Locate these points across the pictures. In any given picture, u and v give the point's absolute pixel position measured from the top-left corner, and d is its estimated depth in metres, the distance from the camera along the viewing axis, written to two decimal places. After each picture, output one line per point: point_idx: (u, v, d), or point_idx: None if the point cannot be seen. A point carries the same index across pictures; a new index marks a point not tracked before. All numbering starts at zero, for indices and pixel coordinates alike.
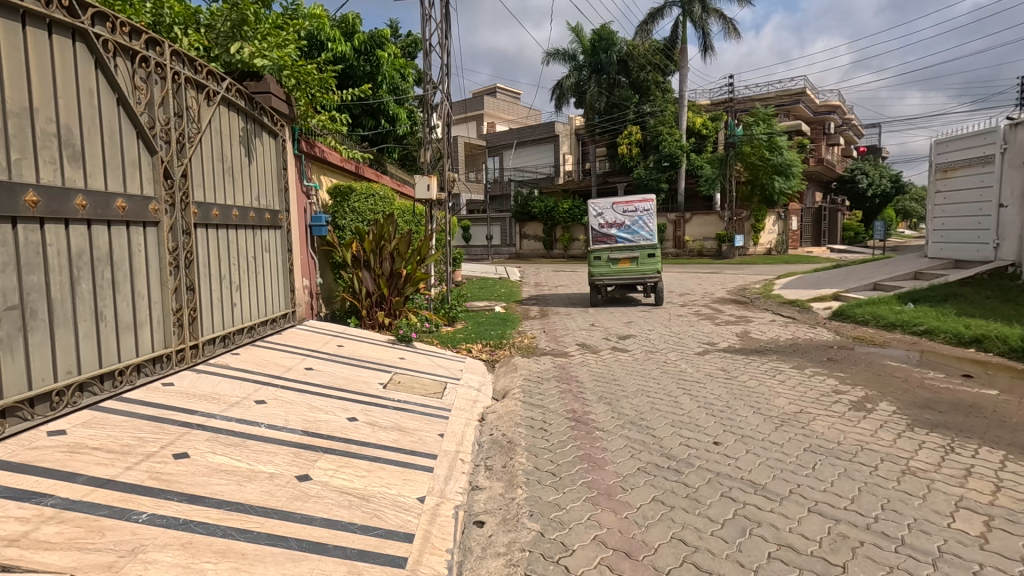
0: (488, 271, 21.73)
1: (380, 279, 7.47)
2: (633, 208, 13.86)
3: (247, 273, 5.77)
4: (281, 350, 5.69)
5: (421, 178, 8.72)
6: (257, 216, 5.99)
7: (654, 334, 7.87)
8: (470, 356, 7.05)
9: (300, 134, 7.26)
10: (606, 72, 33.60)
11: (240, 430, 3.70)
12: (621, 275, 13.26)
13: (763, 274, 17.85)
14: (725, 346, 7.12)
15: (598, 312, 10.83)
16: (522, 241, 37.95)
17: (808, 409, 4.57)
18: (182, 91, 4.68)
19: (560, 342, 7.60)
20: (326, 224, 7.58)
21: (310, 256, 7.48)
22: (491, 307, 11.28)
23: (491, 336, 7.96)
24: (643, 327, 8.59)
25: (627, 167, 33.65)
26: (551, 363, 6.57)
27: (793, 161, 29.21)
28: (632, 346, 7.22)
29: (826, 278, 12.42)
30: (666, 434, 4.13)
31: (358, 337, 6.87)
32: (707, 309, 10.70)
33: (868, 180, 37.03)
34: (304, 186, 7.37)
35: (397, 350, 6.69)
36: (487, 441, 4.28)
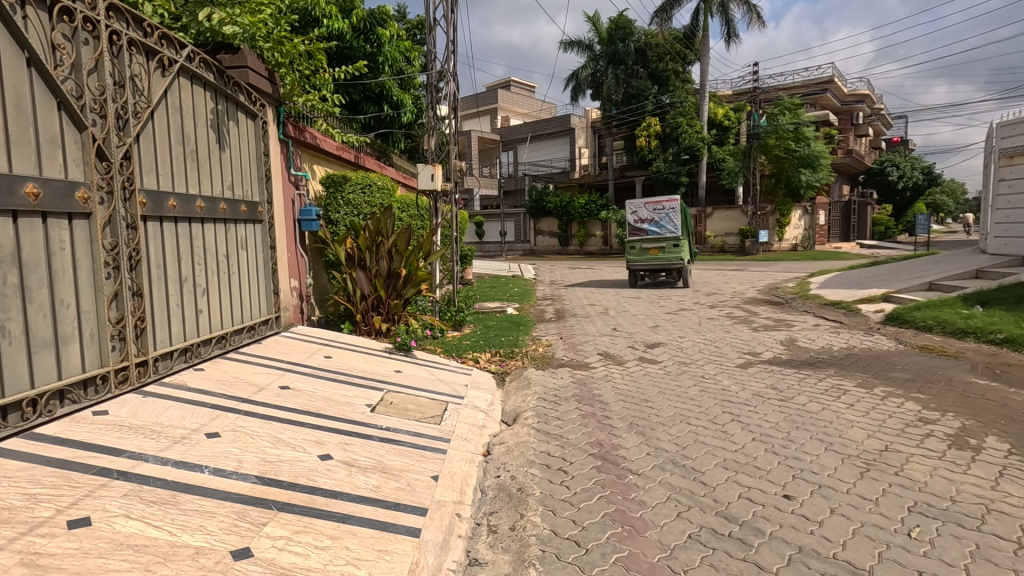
0: (500, 269, 20.85)
1: (376, 279, 6.64)
2: (661, 208, 13.10)
3: (217, 275, 4.98)
4: (255, 364, 4.88)
5: (425, 166, 7.87)
6: (230, 208, 5.19)
7: (685, 341, 6.95)
8: (477, 368, 6.19)
9: (286, 116, 6.45)
10: (624, 63, 32.45)
11: (174, 479, 2.88)
12: (651, 263, 13.39)
13: (794, 271, 16.75)
14: (770, 357, 6.17)
15: (620, 314, 9.91)
16: (537, 238, 37.00)
17: (895, 447, 3.64)
18: (125, 56, 3.88)
19: (580, 351, 6.72)
20: (317, 218, 6.76)
21: (298, 253, 6.67)
22: (503, 309, 10.42)
23: (501, 344, 7.09)
24: (672, 332, 7.66)
25: (646, 160, 32.52)
26: (570, 378, 5.69)
27: (820, 153, 27.93)
28: (662, 356, 6.31)
29: (870, 277, 11.34)
30: (720, 482, 3.23)
31: (350, 347, 6.05)
32: (740, 312, 9.73)
33: (898, 172, 35.55)
34: (291, 176, 6.56)
35: (392, 362, 5.85)
36: (492, 487, 3.42)
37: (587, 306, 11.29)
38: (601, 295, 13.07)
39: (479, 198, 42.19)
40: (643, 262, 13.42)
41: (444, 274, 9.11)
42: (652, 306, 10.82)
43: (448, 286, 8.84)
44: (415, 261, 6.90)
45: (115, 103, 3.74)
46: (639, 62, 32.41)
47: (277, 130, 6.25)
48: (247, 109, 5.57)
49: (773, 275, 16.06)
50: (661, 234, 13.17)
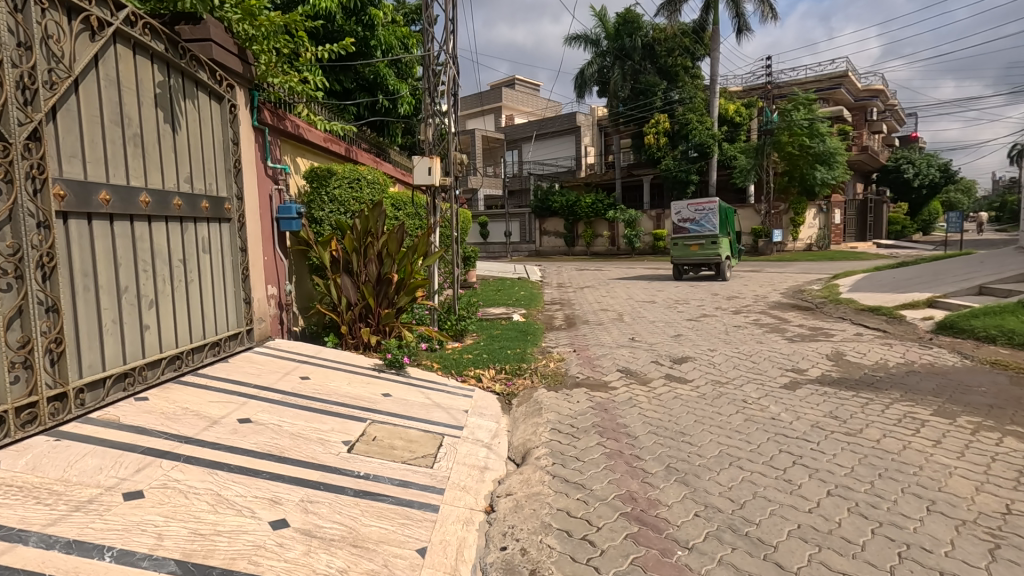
0: (505, 270, 20.19)
1: (363, 286, 5.84)
2: (702, 209, 14.59)
3: (169, 283, 4.20)
4: (214, 390, 4.09)
5: (421, 157, 7.06)
6: (188, 204, 4.40)
7: (716, 354, 6.12)
8: (480, 387, 5.41)
9: (262, 100, 5.67)
10: (631, 58, 31.59)
11: (56, 574, 2.07)
12: (693, 258, 14.97)
13: (815, 272, 15.89)
14: (818, 374, 5.35)
15: (636, 321, 9.11)
16: (543, 238, 36.25)
17: (1019, 508, 2.81)
18: (35, 11, 3.10)
19: (597, 366, 5.90)
20: (298, 217, 5.98)
21: (275, 256, 5.89)
22: (509, 315, 9.63)
23: (506, 357, 6.26)
24: (699, 343, 6.85)
25: (654, 158, 31.67)
26: (589, 401, 4.88)
27: (835, 150, 27.03)
28: (692, 373, 5.49)
29: (905, 279, 10.47)
30: (804, 566, 2.41)
31: (333, 365, 5.26)
32: (768, 318, 8.90)
33: (914, 170, 34.58)
34: (267, 168, 5.77)
35: (380, 382, 5.06)
36: (496, 566, 2.61)
37: (600, 312, 10.50)
38: (613, 298, 12.29)
39: (484, 199, 41.45)
40: (686, 257, 15.02)
41: (444, 277, 8.27)
42: (670, 311, 10.01)
43: (448, 291, 8.03)
44: (409, 265, 6.08)
45: (17, 68, 2.96)
46: (647, 57, 31.58)
47: (251, 115, 5.47)
48: (211, 89, 4.78)
49: (795, 277, 15.20)
50: (702, 232, 14.71)
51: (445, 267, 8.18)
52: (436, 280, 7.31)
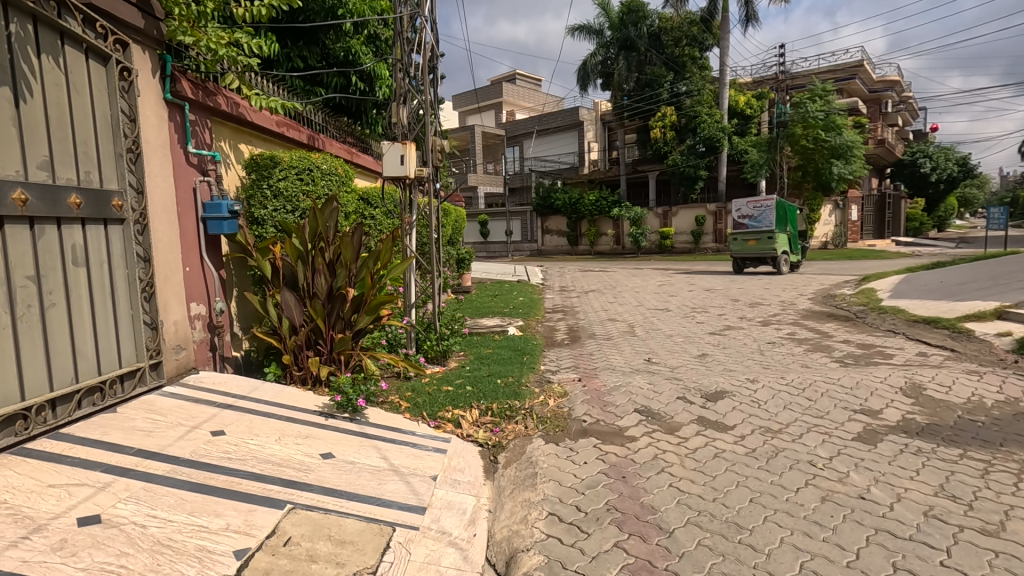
0: (504, 272, 19.07)
1: (310, 304, 4.58)
2: (759, 206, 14.67)
3: (5, 309, 2.97)
4: (65, 466, 2.87)
5: (393, 143, 5.81)
6: (42, 199, 3.18)
7: (758, 385, 4.87)
8: (458, 437, 4.19)
9: (176, 67, 4.44)
10: (635, 48, 30.25)
11: None
12: (750, 253, 15.13)
13: (841, 274, 14.63)
14: (898, 419, 4.10)
15: (651, 336, 7.86)
16: (545, 237, 35.02)
17: None
18: None
19: (610, 404, 4.64)
20: (231, 216, 4.76)
21: (200, 265, 4.67)
22: (504, 327, 8.38)
23: (495, 390, 4.98)
24: (731, 369, 5.61)
25: (661, 153, 30.37)
26: (600, 462, 3.65)
27: (852, 142, 25.67)
28: (734, 417, 4.25)
29: (958, 284, 9.20)
30: None
31: (264, 411, 4.03)
32: (804, 332, 7.64)
33: (932, 164, 33.20)
34: (186, 154, 4.56)
35: (321, 435, 3.82)
36: None
37: (607, 322, 9.27)
38: (622, 305, 11.05)
39: (483, 197, 40.23)
40: (742, 251, 15.18)
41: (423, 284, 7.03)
42: (689, 323, 8.75)
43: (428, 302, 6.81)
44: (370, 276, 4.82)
45: None
46: (652, 48, 30.18)
47: (160, 86, 4.26)
48: (89, 44, 3.56)
49: (819, 279, 13.94)
50: (759, 228, 14.79)
51: (422, 271, 6.92)
52: (412, 291, 6.05)
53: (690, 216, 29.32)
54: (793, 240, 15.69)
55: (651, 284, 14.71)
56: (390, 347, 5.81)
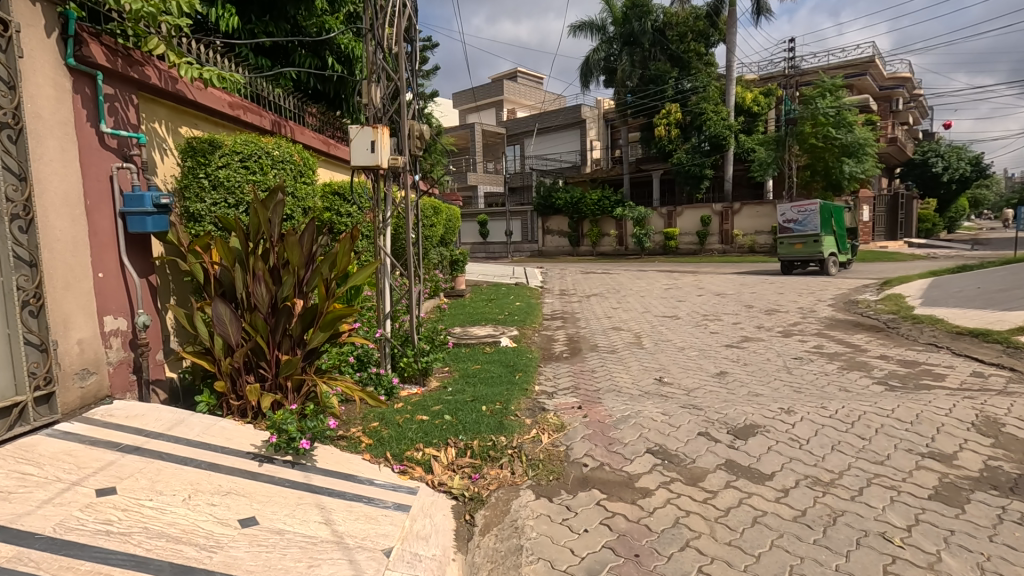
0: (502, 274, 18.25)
1: (248, 320, 3.71)
2: (804, 209, 13.97)
3: None
4: None
5: (363, 127, 4.95)
6: None
7: (793, 416, 4.04)
8: (427, 488, 3.36)
9: (82, 27, 3.61)
10: (639, 44, 29.38)
11: None
12: (797, 256, 14.49)
13: (860, 278, 13.78)
14: (981, 468, 3.26)
15: (660, 349, 7.02)
16: (545, 237, 34.17)
17: None
18: None
19: (617, 442, 3.80)
20: (157, 210, 3.93)
21: (117, 270, 3.85)
22: (495, 337, 7.55)
23: (477, 422, 4.15)
24: (757, 394, 4.76)
25: (665, 151, 29.48)
26: (605, 529, 2.82)
27: (864, 140, 24.72)
28: (771, 463, 3.41)
29: (1000, 290, 8.36)
30: None
31: (181, 457, 3.19)
32: (832, 345, 6.78)
33: (943, 163, 32.20)
34: (98, 135, 3.73)
35: (247, 488, 3.00)
36: None
37: (611, 332, 8.42)
38: (627, 312, 10.21)
39: (483, 197, 39.41)
40: (789, 255, 14.56)
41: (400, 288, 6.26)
42: (701, 333, 7.91)
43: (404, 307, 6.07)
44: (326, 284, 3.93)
45: None
46: (657, 44, 29.22)
47: (58, 48, 3.44)
48: None
49: (837, 283, 13.06)
50: (805, 231, 14.16)
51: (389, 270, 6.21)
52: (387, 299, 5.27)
53: (695, 216, 28.43)
54: (840, 240, 14.99)
55: (657, 288, 13.84)
56: (358, 364, 5.00)
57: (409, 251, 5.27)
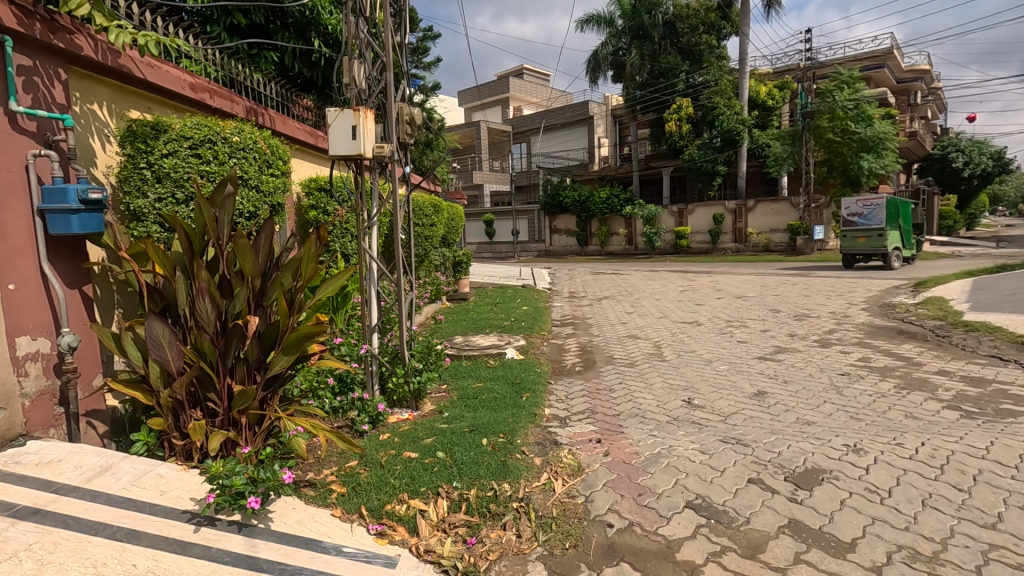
0: (509, 275, 17.55)
1: (190, 344, 2.96)
2: (869, 203, 14.45)
3: None
4: None
5: (343, 109, 4.22)
6: None
7: (864, 457, 3.28)
8: (410, 558, 2.64)
9: None
10: (649, 37, 28.56)
11: None
12: (859, 249, 14.96)
13: (889, 278, 13.02)
14: None
15: (684, 361, 6.30)
16: (553, 237, 33.45)
17: None
18: None
19: (648, 492, 3.07)
20: (85, 206, 3.23)
21: (35, 278, 3.15)
22: (500, 348, 6.86)
23: (476, 461, 3.44)
24: (808, 423, 4.01)
25: (676, 147, 28.64)
26: None
27: (883, 134, 23.74)
28: (848, 527, 2.67)
29: None
30: None
31: (93, 525, 2.48)
32: (879, 357, 6.03)
33: (965, 158, 31.04)
34: (8, 113, 3.03)
35: (170, 569, 2.29)
36: None
37: (628, 341, 7.71)
38: (642, 317, 9.49)
39: (489, 196, 38.71)
40: (851, 247, 15.09)
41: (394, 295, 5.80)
42: (727, 342, 7.17)
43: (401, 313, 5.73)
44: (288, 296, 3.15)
45: None
46: (667, 37, 28.42)
47: None
48: None
49: (865, 284, 12.31)
50: (869, 225, 14.67)
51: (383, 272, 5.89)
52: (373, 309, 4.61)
53: (707, 214, 27.63)
54: (905, 235, 15.40)
55: (672, 290, 13.11)
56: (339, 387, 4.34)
57: (400, 255, 4.59)
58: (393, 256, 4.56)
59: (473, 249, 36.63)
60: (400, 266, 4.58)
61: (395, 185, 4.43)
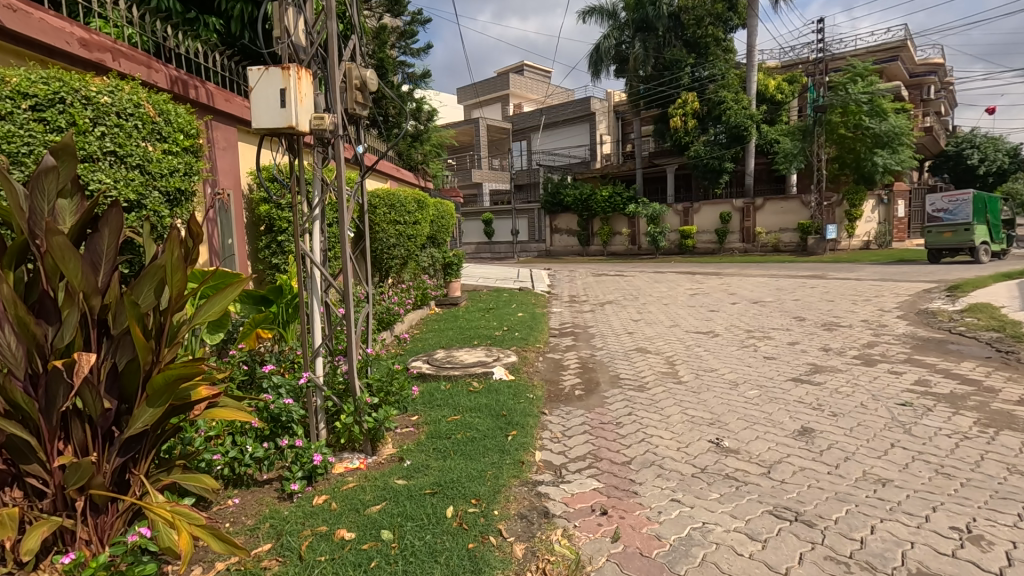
0: (507, 276, 16.56)
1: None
2: (955, 199, 14.44)
3: None
4: None
5: (267, 67, 3.19)
6: None
7: (989, 554, 2.30)
8: None
9: None
10: (653, 30, 27.49)
11: None
12: (944, 244, 14.87)
13: (918, 281, 12.02)
14: None
15: (704, 384, 5.29)
16: (553, 236, 32.44)
17: None
18: None
19: None
20: None
21: None
22: (487, 365, 5.87)
23: (431, 551, 2.47)
24: (885, 485, 3.02)
25: (681, 144, 27.63)
26: None
27: (899, 129, 22.60)
28: None
29: None
30: None
31: None
32: (941, 380, 5.00)
33: (980, 155, 29.99)
34: None
35: None
36: None
37: (636, 356, 6.69)
38: (650, 326, 8.48)
39: (488, 194, 37.73)
40: (936, 243, 14.97)
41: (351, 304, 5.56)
42: (751, 359, 6.15)
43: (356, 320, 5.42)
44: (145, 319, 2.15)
45: None
46: (672, 29, 27.36)
47: None
48: None
49: (893, 287, 11.30)
50: (955, 221, 14.59)
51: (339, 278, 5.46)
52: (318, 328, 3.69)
53: (713, 213, 26.62)
54: (995, 230, 15.35)
55: (681, 294, 12.08)
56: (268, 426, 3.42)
57: (350, 258, 3.62)
58: (343, 259, 3.57)
59: (471, 249, 35.66)
60: (351, 272, 3.60)
61: (342, 176, 3.41)
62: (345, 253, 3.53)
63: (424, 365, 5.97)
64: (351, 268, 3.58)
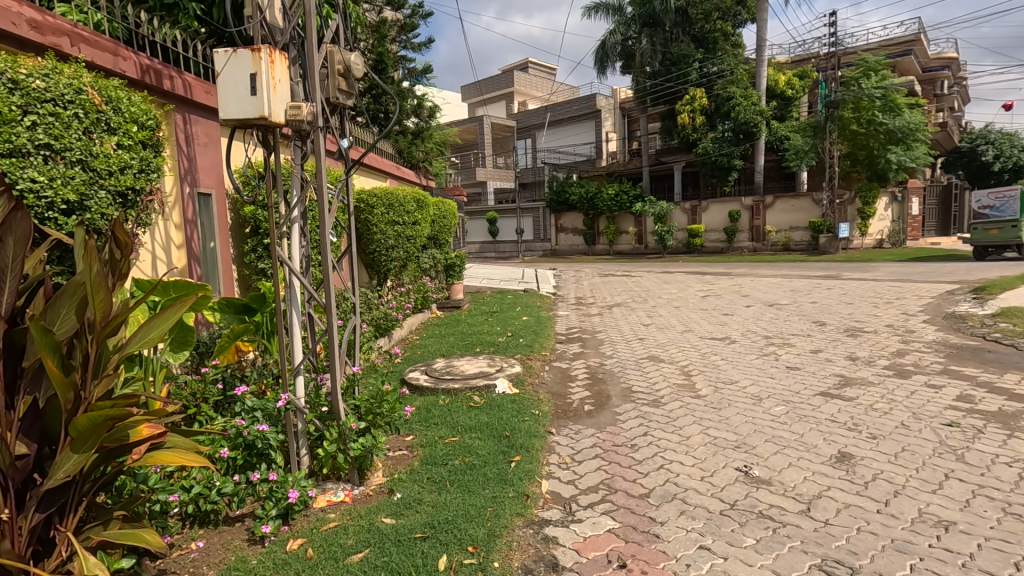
0: (511, 277, 16.15)
1: None
2: (1002, 196, 14.30)
3: None
4: None
5: (237, 50, 2.81)
6: None
7: None
8: None
9: None
10: (661, 24, 26.99)
11: None
12: (992, 241, 14.75)
13: (939, 283, 11.54)
14: None
15: (725, 399, 4.87)
16: (559, 235, 32.00)
17: None
18: None
19: None
20: None
21: None
22: (490, 376, 5.47)
23: None
24: (949, 531, 2.63)
25: (689, 141, 27.12)
26: None
27: (914, 124, 21.97)
28: None
29: None
30: None
31: None
32: (986, 396, 4.56)
33: (994, 151, 29.35)
34: None
35: None
36: None
37: (648, 365, 6.28)
38: (662, 332, 8.05)
39: (493, 193, 37.29)
40: (982, 240, 14.86)
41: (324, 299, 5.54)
42: (774, 370, 5.72)
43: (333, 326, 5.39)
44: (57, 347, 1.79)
45: None
46: (679, 24, 26.84)
47: None
48: None
49: (914, 289, 10.82)
50: (1003, 217, 14.46)
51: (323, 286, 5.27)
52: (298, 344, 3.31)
53: (722, 211, 26.11)
54: None
55: (692, 296, 11.64)
56: (241, 456, 3.05)
57: (332, 265, 3.24)
58: (324, 264, 3.20)
59: (476, 248, 35.24)
60: (333, 280, 3.22)
61: (323, 173, 3.03)
62: (327, 259, 3.16)
63: (422, 377, 5.58)
64: (333, 276, 3.20)
